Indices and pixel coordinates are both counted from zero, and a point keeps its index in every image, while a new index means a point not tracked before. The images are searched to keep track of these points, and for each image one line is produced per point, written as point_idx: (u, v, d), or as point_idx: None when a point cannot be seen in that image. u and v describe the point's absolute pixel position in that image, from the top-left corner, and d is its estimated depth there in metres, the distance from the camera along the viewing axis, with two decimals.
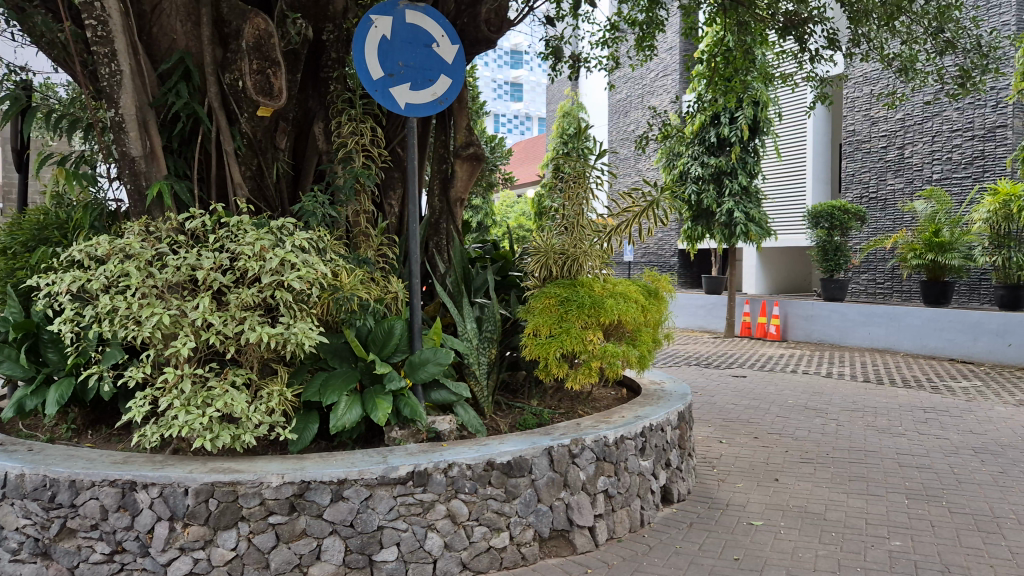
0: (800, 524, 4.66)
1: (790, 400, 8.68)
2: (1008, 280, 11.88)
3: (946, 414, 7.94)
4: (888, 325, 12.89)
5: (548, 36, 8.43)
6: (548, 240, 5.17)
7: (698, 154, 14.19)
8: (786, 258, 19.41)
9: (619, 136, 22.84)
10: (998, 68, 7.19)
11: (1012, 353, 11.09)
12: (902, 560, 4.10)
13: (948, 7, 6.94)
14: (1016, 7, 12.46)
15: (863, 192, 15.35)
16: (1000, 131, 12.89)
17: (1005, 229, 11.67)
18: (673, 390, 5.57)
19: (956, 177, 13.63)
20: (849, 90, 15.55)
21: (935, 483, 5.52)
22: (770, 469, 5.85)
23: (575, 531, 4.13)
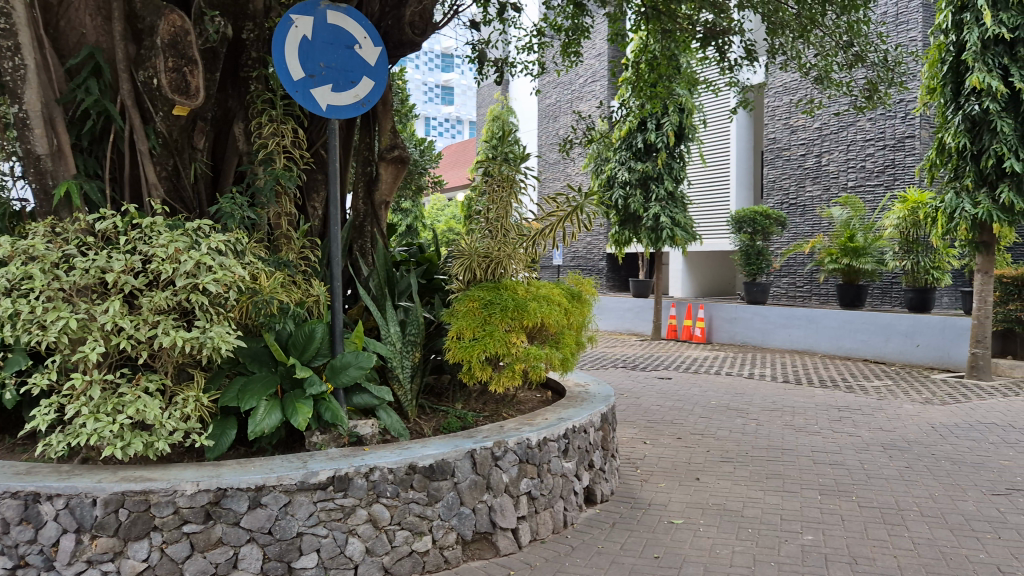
0: (718, 521, 4.78)
1: (713, 401, 8.88)
2: (917, 283, 12.39)
3: (859, 413, 8.23)
4: (807, 326, 13.31)
5: (475, 40, 8.44)
6: (470, 243, 5.20)
7: (625, 159, 14.39)
8: (711, 262, 19.87)
9: (548, 141, 23.00)
10: (903, 82, 7.53)
11: (920, 353, 11.58)
12: (813, 554, 4.25)
13: (858, 21, 7.22)
14: (922, 23, 13.02)
15: (784, 198, 15.82)
16: (909, 142, 13.44)
17: (914, 234, 12.29)
18: (597, 392, 5.65)
19: (869, 185, 14.15)
20: (769, 98, 16.02)
21: (846, 479, 5.74)
22: (691, 469, 5.98)
23: (498, 533, 4.14)
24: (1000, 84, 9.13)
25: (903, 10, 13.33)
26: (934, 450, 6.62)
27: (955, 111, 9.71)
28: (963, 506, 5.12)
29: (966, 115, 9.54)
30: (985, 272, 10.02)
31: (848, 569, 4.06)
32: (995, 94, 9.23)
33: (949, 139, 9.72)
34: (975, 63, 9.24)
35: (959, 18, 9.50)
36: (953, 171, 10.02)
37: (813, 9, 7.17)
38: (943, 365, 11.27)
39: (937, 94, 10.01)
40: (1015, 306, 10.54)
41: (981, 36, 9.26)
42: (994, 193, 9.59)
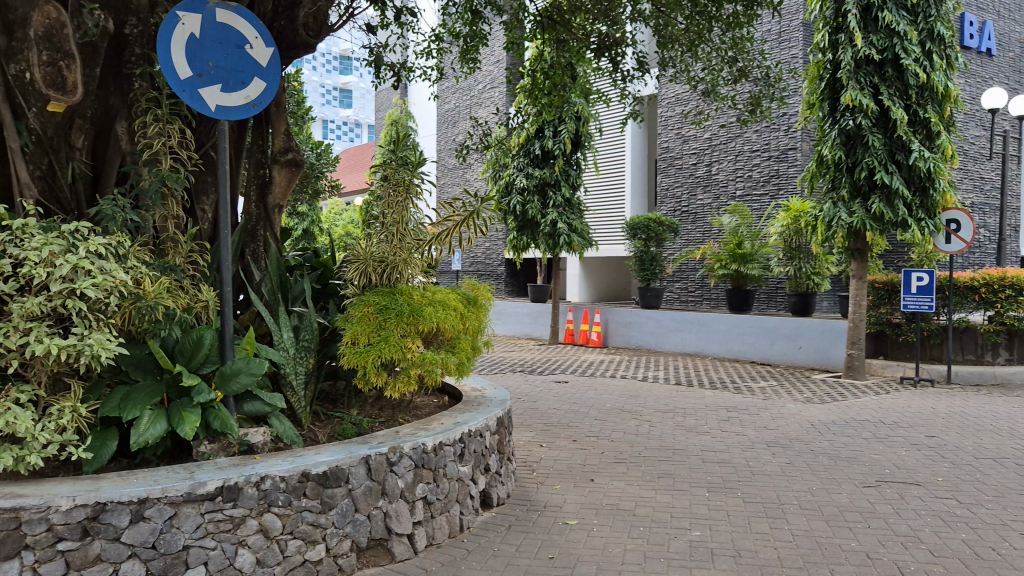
0: (611, 521, 4.89)
1: (608, 404, 9.08)
2: (799, 289, 13.04)
3: (745, 412, 8.58)
4: (698, 330, 13.78)
5: (371, 42, 8.37)
6: (366, 247, 5.14)
7: (523, 165, 14.53)
8: (607, 268, 20.29)
9: (446, 146, 22.99)
10: (783, 98, 7.93)
11: (802, 355, 12.15)
12: (700, 549, 4.41)
13: (742, 38, 7.55)
14: (802, 42, 13.70)
15: (676, 206, 16.34)
16: (791, 153, 14.10)
17: (796, 241, 12.90)
18: (494, 396, 5.70)
19: (755, 194, 14.74)
20: (662, 109, 16.53)
21: (732, 476, 5.97)
22: (586, 471, 6.09)
23: (394, 539, 4.13)
24: (871, 101, 9.74)
25: (785, 29, 13.99)
26: (813, 446, 6.96)
27: (832, 125, 10.28)
28: (838, 498, 5.41)
29: (841, 130, 10.12)
30: (859, 278, 10.61)
31: (732, 562, 4.23)
32: (866, 111, 9.84)
33: (826, 152, 10.27)
34: (849, 82, 9.82)
35: (835, 38, 10.08)
36: (830, 182, 10.55)
37: (701, 25, 7.42)
38: (822, 366, 11.87)
39: (816, 109, 10.53)
40: (887, 310, 11.21)
41: (854, 56, 9.85)
42: (867, 204, 10.19)
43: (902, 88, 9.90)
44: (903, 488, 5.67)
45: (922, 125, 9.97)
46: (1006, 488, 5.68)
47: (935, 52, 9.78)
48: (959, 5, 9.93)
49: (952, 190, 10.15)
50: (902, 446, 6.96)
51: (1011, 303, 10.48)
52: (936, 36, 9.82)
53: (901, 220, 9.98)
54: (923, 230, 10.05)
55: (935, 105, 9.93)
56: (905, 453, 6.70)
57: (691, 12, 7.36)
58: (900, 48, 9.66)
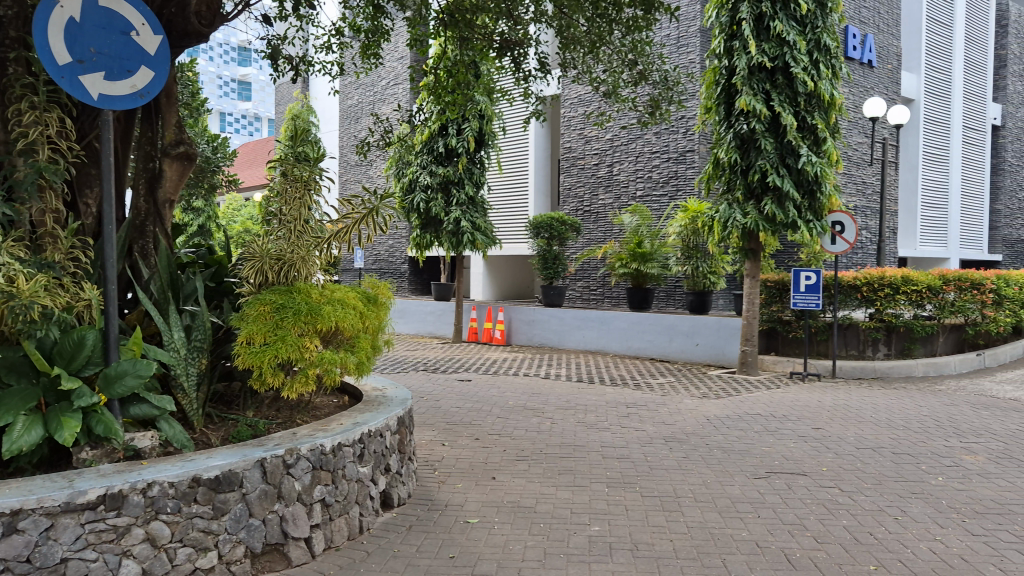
0: (512, 518, 4.92)
1: (510, 401, 9.13)
2: (696, 287, 13.45)
3: (644, 408, 8.78)
4: (599, 328, 14.01)
5: (268, 34, 8.10)
6: (262, 245, 5.00)
7: (426, 163, 14.45)
8: (510, 266, 20.36)
9: (348, 143, 22.62)
10: (679, 102, 8.14)
11: (699, 352, 12.52)
12: (599, 544, 4.48)
13: (641, 42, 7.74)
14: (699, 47, 14.11)
15: (578, 205, 16.57)
16: (689, 155, 14.51)
17: (694, 241, 13.29)
18: (395, 395, 5.63)
19: (655, 195, 15.08)
20: (564, 109, 16.72)
21: (631, 471, 6.10)
22: (487, 469, 6.10)
23: (290, 544, 4.03)
24: (764, 107, 10.12)
25: (684, 34, 14.37)
26: (708, 440, 7.18)
27: (727, 128, 10.61)
28: (730, 490, 5.60)
29: (736, 133, 10.47)
30: (753, 277, 10.99)
31: (630, 555, 4.32)
32: (760, 116, 10.23)
33: (722, 154, 10.60)
34: (743, 87, 10.17)
35: (730, 45, 10.40)
36: (725, 184, 10.89)
37: (601, 28, 7.53)
38: (718, 362, 12.26)
39: (713, 113, 10.85)
40: (778, 308, 11.67)
41: (748, 63, 10.21)
42: (759, 205, 10.57)
43: (792, 96, 10.32)
44: (791, 479, 5.91)
45: (810, 131, 10.43)
46: (884, 476, 6.00)
47: (822, 62, 10.23)
48: (844, 18, 10.41)
49: (838, 193, 10.66)
50: (790, 438, 7.26)
51: (889, 300, 11.06)
52: (823, 47, 10.26)
53: (791, 221, 10.42)
54: (811, 230, 10.53)
55: (821, 113, 10.39)
56: (793, 445, 6.99)
57: (592, 14, 7.46)
58: (790, 56, 10.05)
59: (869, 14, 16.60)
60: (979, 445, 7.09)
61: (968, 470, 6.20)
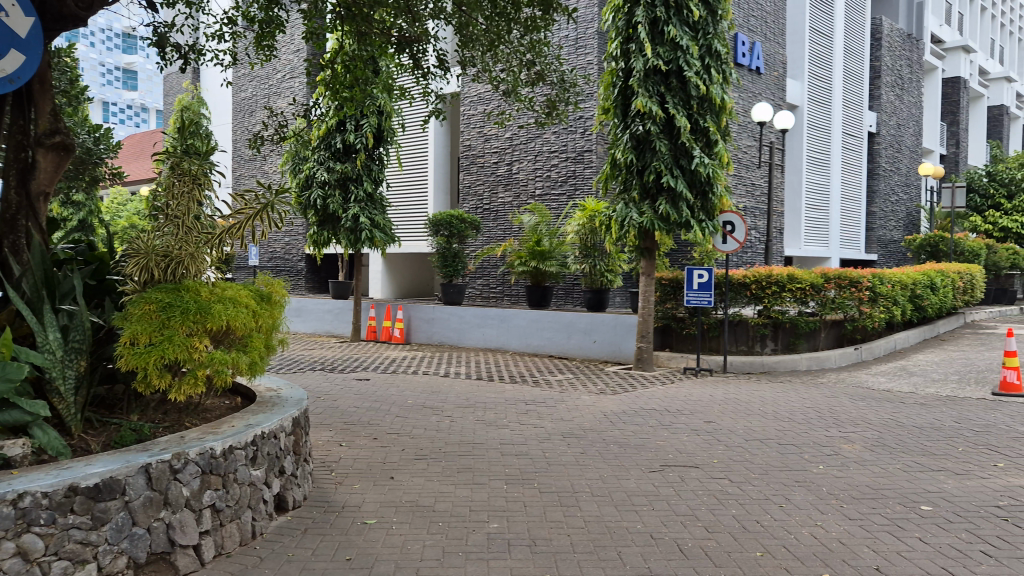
0: (411, 518, 4.87)
1: (409, 400, 9.05)
2: (594, 285, 13.69)
3: (543, 405, 8.87)
4: (499, 326, 14.08)
5: (155, 21, 7.74)
6: (148, 240, 4.77)
7: (324, 159, 14.15)
8: (409, 264, 20.17)
9: (241, 136, 21.91)
10: (576, 103, 8.26)
11: (596, 348, 12.74)
12: (498, 541, 4.49)
13: (539, 43, 7.81)
14: (597, 50, 14.35)
15: (478, 203, 16.58)
16: (587, 155, 14.75)
17: (591, 239, 13.51)
18: (290, 396, 5.49)
19: (553, 194, 15.26)
20: (464, 107, 16.71)
21: (529, 467, 6.15)
22: (385, 468, 6.03)
23: (177, 552, 3.86)
24: (659, 109, 10.39)
25: (581, 36, 14.59)
26: (605, 435, 7.32)
27: (623, 129, 10.82)
28: (626, 483, 5.72)
29: (632, 134, 10.67)
30: (648, 275, 11.25)
31: (528, 551, 4.35)
32: (655, 118, 10.48)
33: (618, 155, 10.80)
34: (639, 89, 10.41)
35: (626, 47, 10.62)
36: (621, 184, 11.09)
37: (499, 26, 7.55)
38: (614, 358, 12.52)
39: (610, 114, 11.04)
40: (672, 305, 12.01)
41: (644, 66, 10.45)
42: (654, 205, 10.83)
43: (685, 99, 10.64)
44: (684, 471, 6.09)
45: (702, 133, 10.77)
46: (770, 466, 6.26)
47: (713, 67, 10.60)
48: (733, 26, 10.81)
49: (728, 194, 11.06)
50: (683, 432, 7.48)
51: (775, 298, 11.57)
52: (713, 53, 10.61)
53: (684, 220, 10.73)
54: (704, 230, 10.88)
55: (713, 116, 10.75)
56: (686, 438, 7.20)
57: (490, 13, 7.48)
58: (683, 60, 10.37)
59: (757, 22, 17.28)
60: (857, 434, 7.48)
61: (846, 458, 6.54)
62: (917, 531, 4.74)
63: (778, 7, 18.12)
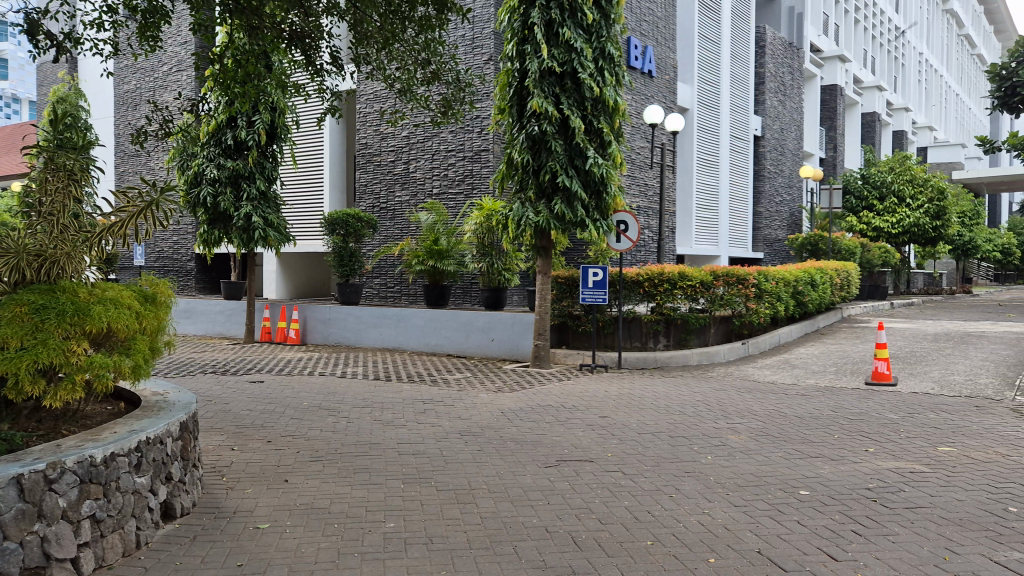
0: (305, 521, 4.80)
1: (304, 402, 8.88)
2: (491, 284, 13.80)
3: (441, 404, 8.87)
4: (396, 326, 13.99)
5: (26, 7, 7.29)
6: (20, 240, 4.52)
7: (213, 155, 13.70)
8: (304, 263, 19.76)
9: (124, 130, 20.94)
10: (472, 103, 8.32)
11: (494, 347, 12.84)
12: (394, 540, 4.49)
13: (434, 41, 7.82)
14: (493, 50, 14.44)
15: (375, 202, 16.40)
16: (484, 155, 14.85)
17: (489, 239, 13.62)
18: (179, 400, 5.31)
19: (451, 193, 15.27)
20: (360, 105, 16.51)
21: (427, 466, 6.16)
22: (279, 472, 5.91)
23: (54, 566, 3.69)
24: (554, 109, 10.55)
25: (478, 36, 14.64)
26: (502, 432, 7.39)
27: (519, 129, 10.92)
28: (522, 479, 5.80)
29: (528, 134, 10.78)
30: (545, 273, 11.41)
31: (424, 549, 4.36)
32: (550, 118, 10.63)
33: (514, 155, 10.88)
34: (535, 89, 10.53)
35: (522, 48, 10.71)
36: (517, 183, 11.19)
37: (394, 24, 7.51)
38: (511, 356, 12.66)
39: (506, 114, 11.11)
40: (568, 303, 12.24)
41: (539, 67, 10.57)
42: (550, 205, 11.00)
43: (579, 99, 10.82)
44: (578, 465, 6.22)
45: (595, 134, 11.01)
46: (661, 458, 6.47)
47: (606, 70, 10.86)
48: (625, 29, 11.09)
49: (621, 194, 11.36)
50: (579, 427, 7.62)
51: (667, 295, 11.94)
52: (606, 56, 10.87)
53: (579, 220, 10.94)
54: (598, 229, 11.12)
55: (606, 117, 11.00)
56: (581, 434, 7.35)
57: (385, 10, 7.43)
58: (577, 63, 10.57)
59: (649, 27, 17.77)
60: (741, 425, 7.82)
61: (732, 448, 6.83)
62: (795, 514, 5.00)
63: (668, 13, 18.66)
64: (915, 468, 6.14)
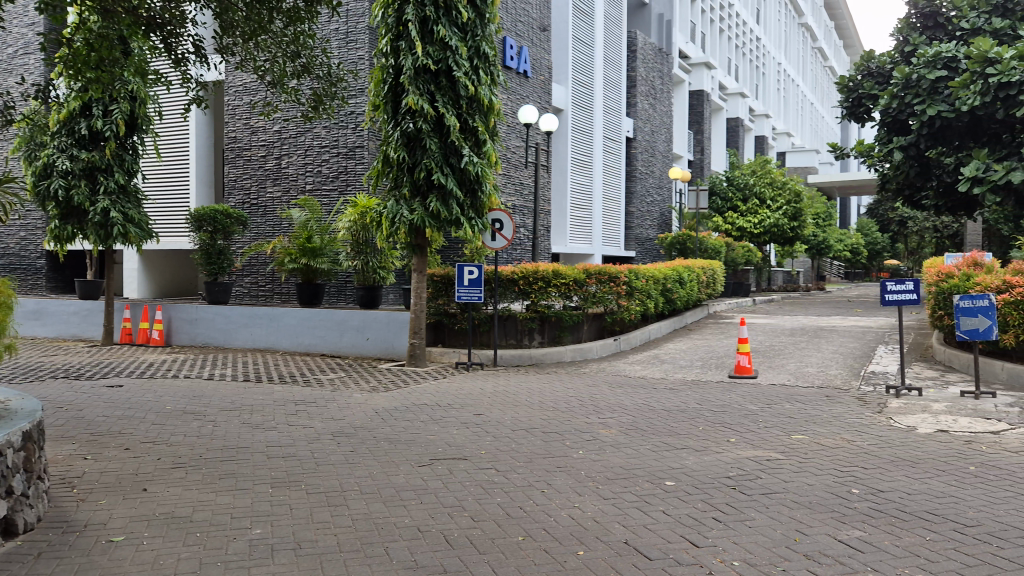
0: (164, 531, 4.59)
1: (166, 406, 8.47)
2: (367, 282, 13.63)
3: (313, 405, 8.67)
4: (268, 325, 13.57)
5: None
6: None
7: (66, 146, 12.86)
8: (168, 261, 18.87)
9: None
10: (343, 98, 8.18)
11: (369, 346, 12.67)
12: (260, 546, 4.36)
13: (303, 34, 7.64)
14: (367, 45, 14.24)
15: (245, 198, 15.83)
16: (359, 151, 14.66)
17: (364, 236, 13.45)
18: (22, 407, 4.96)
19: (324, 189, 14.96)
20: (228, 97, 15.93)
21: (297, 469, 6.01)
22: (137, 480, 5.62)
23: None
24: (428, 107, 10.51)
25: (352, 30, 14.40)
26: (375, 433, 7.30)
27: (394, 127, 10.80)
28: (395, 479, 5.75)
29: (402, 132, 10.69)
30: (420, 272, 11.36)
31: (292, 554, 4.26)
32: (425, 116, 10.59)
33: (389, 151, 10.77)
34: (410, 87, 10.46)
35: (396, 45, 10.59)
36: (392, 181, 11.07)
37: (261, 15, 7.29)
38: (387, 355, 12.54)
39: (380, 111, 10.94)
40: (443, 301, 12.24)
41: (414, 64, 10.50)
42: (425, 203, 10.96)
43: (454, 98, 10.82)
44: (452, 464, 6.22)
45: (471, 132, 11.04)
46: (534, 454, 6.56)
47: (481, 68, 10.90)
48: (500, 28, 11.16)
49: (496, 193, 11.43)
50: (453, 425, 7.62)
51: (542, 293, 12.14)
52: (481, 55, 10.93)
53: (455, 218, 10.95)
54: (473, 228, 11.16)
55: (481, 116, 11.05)
56: (455, 432, 7.36)
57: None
58: (452, 61, 10.56)
59: (524, 27, 17.97)
60: (612, 419, 8.02)
61: (602, 442, 7.00)
62: (661, 504, 5.18)
63: (543, 14, 18.91)
64: (771, 456, 6.48)
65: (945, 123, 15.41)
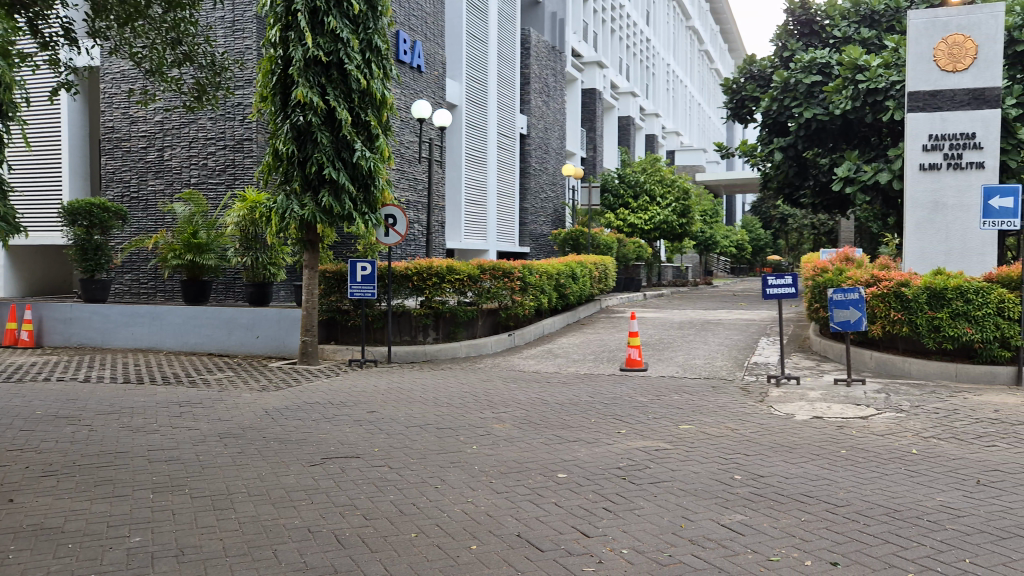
0: (33, 544, 4.33)
1: (36, 411, 7.99)
2: (256, 279, 13.27)
3: (198, 406, 8.37)
4: (150, 324, 13.00)
5: None
6: None
7: None
8: (39, 257, 17.82)
9: None
10: (229, 88, 7.89)
11: (259, 344, 12.36)
12: (139, 555, 4.18)
13: (184, 21, 7.33)
14: (255, 35, 13.84)
15: (124, 191, 15.08)
16: (247, 144, 14.26)
17: (252, 231, 13.09)
18: None
19: (211, 183, 14.46)
20: (104, 84, 15.15)
21: (180, 473, 5.78)
22: (3, 491, 5.27)
23: None
24: (319, 100, 10.30)
25: (238, 18, 13.95)
26: (264, 433, 7.11)
27: (283, 119, 10.52)
28: (285, 479, 5.62)
29: (292, 124, 10.44)
30: (312, 268, 11.13)
31: (174, 561, 4.10)
32: (315, 109, 10.38)
33: (278, 145, 10.48)
34: (299, 79, 10.22)
35: (285, 35, 10.31)
36: (282, 175, 10.77)
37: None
38: (278, 354, 12.26)
39: (268, 102, 10.63)
40: (336, 298, 12.03)
41: (304, 55, 10.26)
42: (316, 197, 10.74)
43: (346, 91, 10.66)
44: (345, 462, 6.13)
45: (363, 126, 10.89)
46: (428, 450, 6.54)
47: (373, 62, 10.76)
48: (392, 22, 11.05)
49: (390, 188, 11.30)
50: (345, 423, 7.51)
51: (436, 289, 12.09)
52: (374, 48, 10.78)
53: (347, 212, 10.79)
54: (366, 223, 11.02)
55: (373, 110, 10.92)
56: (347, 430, 7.25)
57: None
58: (343, 53, 10.39)
59: (418, 22, 17.85)
60: (506, 414, 8.09)
61: (496, 437, 7.05)
62: (553, 496, 5.25)
63: (436, 9, 18.83)
64: (659, 446, 6.68)
65: (820, 125, 16.29)
